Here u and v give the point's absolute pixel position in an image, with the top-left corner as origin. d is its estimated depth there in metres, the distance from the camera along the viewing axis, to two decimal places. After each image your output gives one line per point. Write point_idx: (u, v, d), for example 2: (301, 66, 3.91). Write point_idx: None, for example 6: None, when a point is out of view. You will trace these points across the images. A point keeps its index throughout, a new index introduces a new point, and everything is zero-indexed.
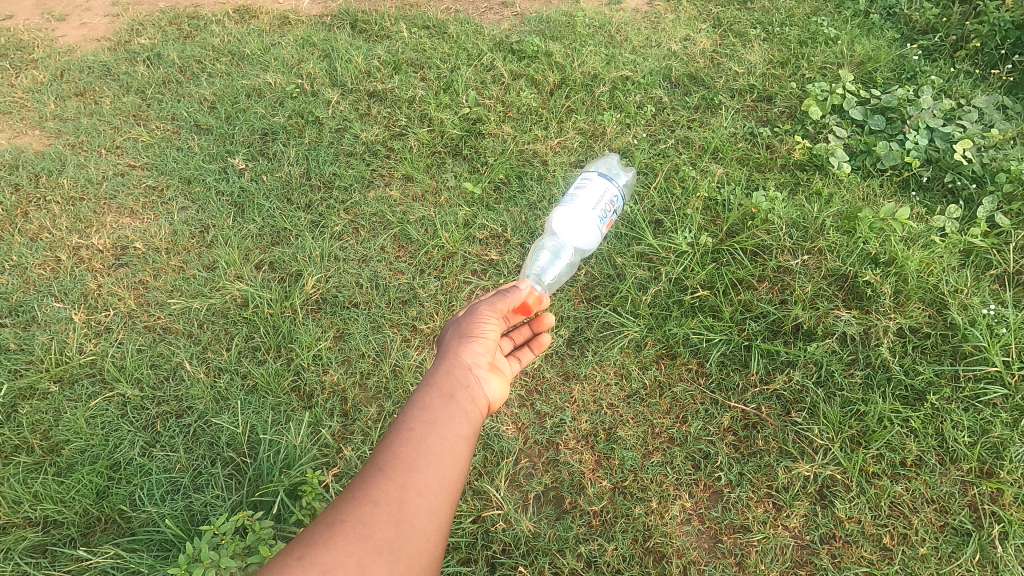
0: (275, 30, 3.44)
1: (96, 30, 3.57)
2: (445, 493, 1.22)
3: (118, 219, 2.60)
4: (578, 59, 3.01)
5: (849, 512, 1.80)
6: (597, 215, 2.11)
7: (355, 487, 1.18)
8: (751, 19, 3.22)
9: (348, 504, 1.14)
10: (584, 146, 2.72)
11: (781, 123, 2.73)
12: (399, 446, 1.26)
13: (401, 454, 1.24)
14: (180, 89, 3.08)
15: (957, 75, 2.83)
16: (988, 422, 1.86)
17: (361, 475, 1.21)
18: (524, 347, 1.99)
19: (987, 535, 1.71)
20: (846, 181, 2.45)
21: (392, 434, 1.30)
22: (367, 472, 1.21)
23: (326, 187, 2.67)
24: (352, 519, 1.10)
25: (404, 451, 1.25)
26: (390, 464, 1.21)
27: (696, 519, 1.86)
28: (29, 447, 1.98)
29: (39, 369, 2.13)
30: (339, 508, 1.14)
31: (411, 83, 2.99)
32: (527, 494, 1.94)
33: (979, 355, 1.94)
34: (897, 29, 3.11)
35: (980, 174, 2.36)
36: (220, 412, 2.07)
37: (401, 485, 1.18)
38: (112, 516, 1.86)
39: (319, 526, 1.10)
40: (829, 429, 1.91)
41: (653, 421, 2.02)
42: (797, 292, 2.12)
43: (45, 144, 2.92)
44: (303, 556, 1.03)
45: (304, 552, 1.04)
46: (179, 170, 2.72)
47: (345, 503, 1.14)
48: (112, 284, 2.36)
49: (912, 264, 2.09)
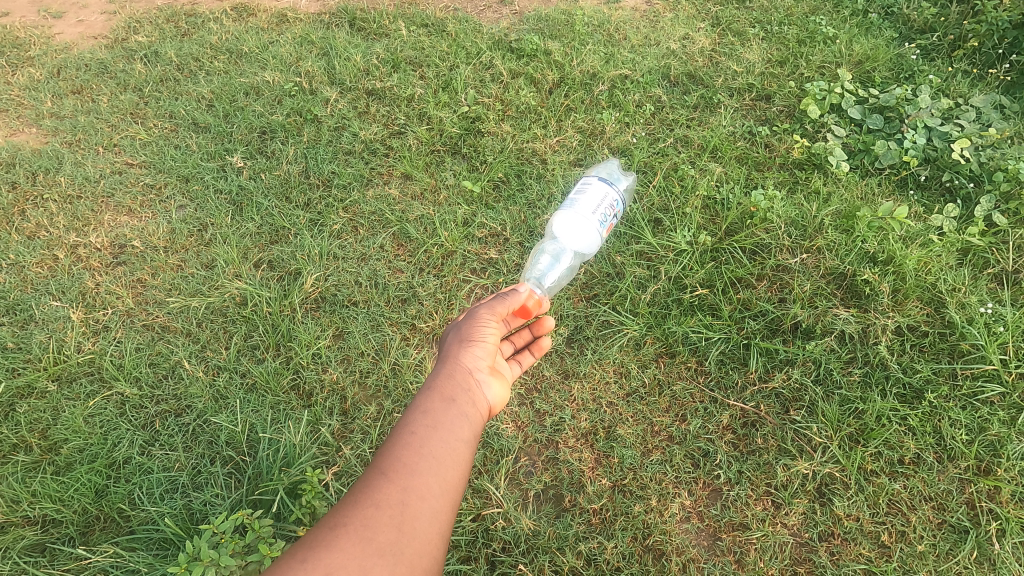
0: (273, 28, 3.43)
1: (92, 28, 3.56)
2: (446, 497, 1.22)
3: (115, 217, 2.59)
4: (577, 58, 3.01)
5: (848, 509, 1.80)
6: (597, 219, 2.07)
7: (357, 490, 1.18)
8: (749, 18, 3.22)
9: (349, 507, 1.14)
10: (583, 145, 2.72)
11: (780, 122, 2.73)
12: (401, 449, 1.26)
13: (402, 457, 1.24)
14: (178, 87, 3.08)
15: (955, 74, 2.84)
16: (986, 420, 1.87)
17: (363, 479, 1.21)
18: (524, 351, 1.98)
19: (985, 532, 1.72)
20: (845, 180, 2.46)
21: (393, 437, 1.30)
22: (369, 476, 1.21)
23: (325, 186, 2.67)
24: (354, 522, 1.11)
25: (405, 454, 1.25)
26: (391, 467, 1.22)
27: (696, 517, 1.87)
28: (27, 446, 1.97)
29: (37, 368, 2.12)
30: (341, 511, 1.14)
31: (410, 81, 2.99)
32: (526, 492, 1.94)
33: (977, 353, 1.95)
34: (896, 29, 3.12)
35: (978, 174, 2.37)
36: (219, 410, 2.07)
37: (402, 488, 1.18)
38: (111, 515, 1.86)
39: (321, 529, 1.11)
40: (827, 427, 1.92)
41: (652, 420, 2.02)
42: (796, 291, 2.13)
43: (43, 142, 2.91)
44: (305, 559, 1.03)
45: (305, 555, 1.04)
46: (177, 169, 2.72)
47: (347, 506, 1.15)
48: (110, 282, 2.36)
49: (910, 262, 2.10)
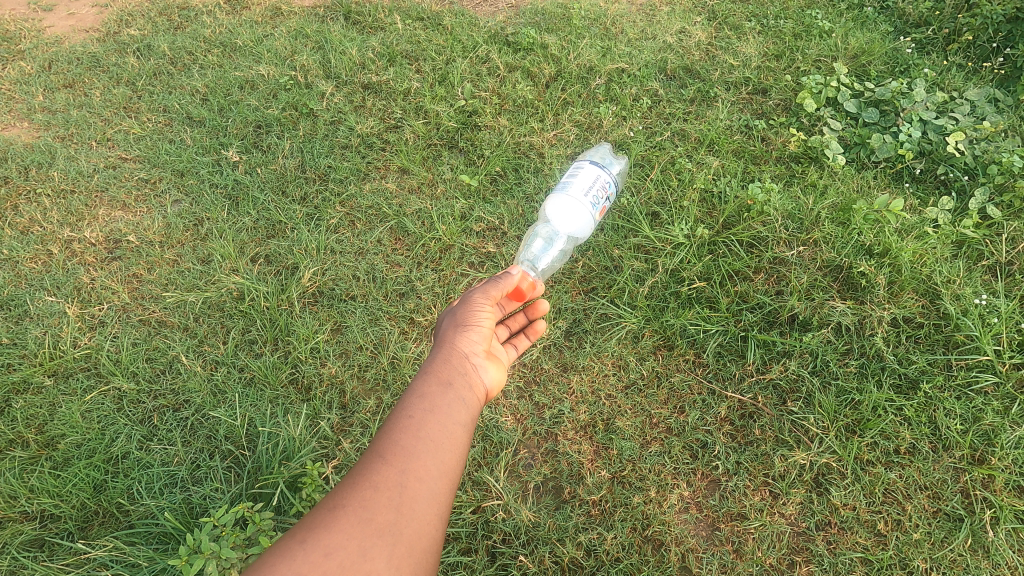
0: (267, 21, 3.40)
1: (83, 22, 3.52)
2: (445, 479, 1.23)
3: (110, 212, 2.57)
4: (574, 51, 3.00)
5: (844, 499, 1.82)
6: (589, 201, 2.09)
7: (355, 473, 1.19)
8: (745, 11, 3.23)
9: (348, 489, 1.15)
10: (580, 138, 2.72)
11: (777, 116, 2.74)
12: (398, 433, 1.26)
13: (400, 440, 1.24)
14: (172, 80, 3.05)
15: (950, 68, 2.85)
16: (981, 410, 1.89)
17: (361, 462, 1.22)
18: (519, 334, 2.01)
19: (979, 520, 1.74)
20: (841, 173, 2.47)
21: (391, 420, 1.30)
22: (367, 458, 1.22)
23: (321, 180, 2.66)
24: (352, 504, 1.11)
25: (404, 438, 1.25)
26: (390, 450, 1.22)
27: (694, 507, 1.88)
28: (24, 441, 1.96)
29: (33, 364, 2.11)
30: (340, 494, 1.15)
31: (406, 75, 2.97)
32: (526, 485, 1.95)
33: (971, 344, 1.97)
34: (891, 23, 3.14)
35: (972, 166, 2.40)
36: (217, 405, 2.06)
37: (400, 470, 1.18)
38: (109, 509, 1.85)
39: (321, 511, 1.12)
40: (824, 418, 1.94)
41: (651, 412, 2.03)
42: (793, 283, 2.14)
43: (34, 136, 2.87)
44: (305, 539, 1.05)
45: (305, 535, 1.06)
46: (171, 163, 2.70)
47: (345, 488, 1.15)
48: (105, 277, 2.34)
49: (905, 255, 2.12)
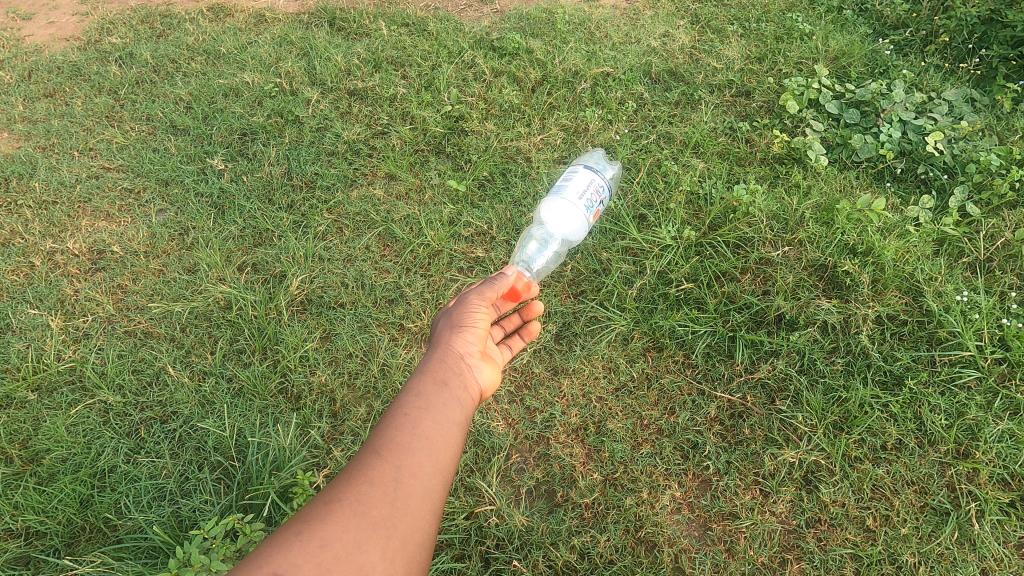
0: (252, 28, 3.38)
1: (64, 30, 3.48)
2: (439, 476, 1.22)
3: (93, 223, 2.53)
4: (559, 56, 3.02)
5: (834, 495, 1.84)
6: (584, 204, 2.10)
7: (352, 468, 1.18)
8: (728, 15, 3.27)
9: (345, 483, 1.15)
10: (568, 143, 2.74)
11: (760, 118, 2.77)
12: (395, 429, 1.26)
13: (396, 436, 1.24)
14: (155, 89, 3.02)
15: (927, 69, 2.91)
16: (964, 404, 1.92)
17: (357, 458, 1.21)
18: (514, 335, 1.98)
19: (965, 514, 1.77)
20: (823, 173, 2.51)
21: (388, 417, 1.30)
22: (364, 453, 1.22)
23: (308, 187, 2.65)
24: (348, 498, 1.11)
25: (399, 434, 1.24)
26: (386, 446, 1.21)
27: (686, 508, 1.89)
28: (6, 457, 1.93)
29: (16, 378, 2.08)
30: (337, 487, 1.14)
31: (392, 81, 2.97)
32: (518, 489, 1.95)
33: (954, 340, 2.00)
34: (870, 25, 3.20)
35: (951, 165, 2.45)
36: (206, 416, 2.04)
37: (396, 466, 1.18)
38: (97, 524, 1.82)
39: (318, 503, 1.11)
40: (812, 417, 1.96)
41: (641, 413, 2.05)
42: (779, 283, 2.17)
43: (14, 146, 2.83)
44: (301, 531, 1.05)
45: (302, 527, 1.06)
46: (156, 172, 2.67)
47: (341, 483, 1.15)
48: (89, 289, 2.31)
49: (888, 253, 2.15)
